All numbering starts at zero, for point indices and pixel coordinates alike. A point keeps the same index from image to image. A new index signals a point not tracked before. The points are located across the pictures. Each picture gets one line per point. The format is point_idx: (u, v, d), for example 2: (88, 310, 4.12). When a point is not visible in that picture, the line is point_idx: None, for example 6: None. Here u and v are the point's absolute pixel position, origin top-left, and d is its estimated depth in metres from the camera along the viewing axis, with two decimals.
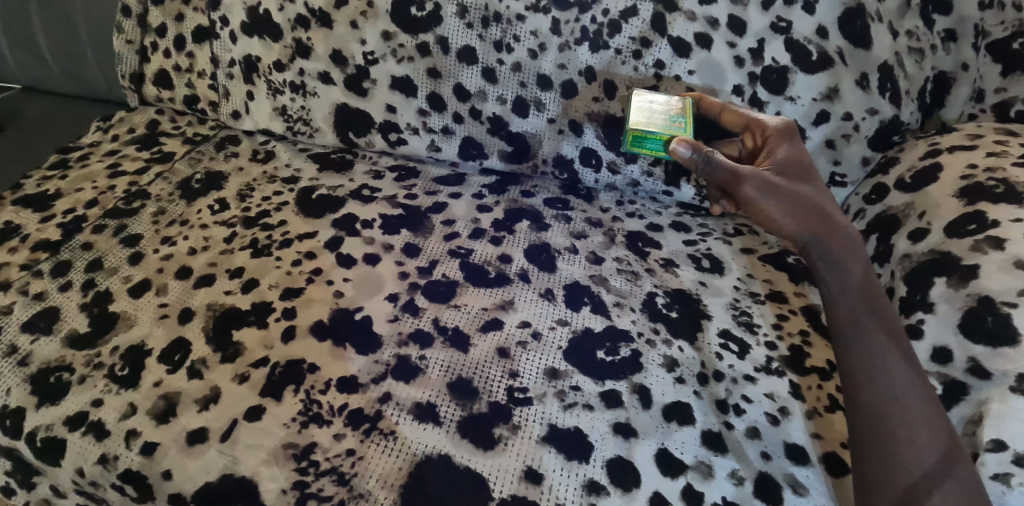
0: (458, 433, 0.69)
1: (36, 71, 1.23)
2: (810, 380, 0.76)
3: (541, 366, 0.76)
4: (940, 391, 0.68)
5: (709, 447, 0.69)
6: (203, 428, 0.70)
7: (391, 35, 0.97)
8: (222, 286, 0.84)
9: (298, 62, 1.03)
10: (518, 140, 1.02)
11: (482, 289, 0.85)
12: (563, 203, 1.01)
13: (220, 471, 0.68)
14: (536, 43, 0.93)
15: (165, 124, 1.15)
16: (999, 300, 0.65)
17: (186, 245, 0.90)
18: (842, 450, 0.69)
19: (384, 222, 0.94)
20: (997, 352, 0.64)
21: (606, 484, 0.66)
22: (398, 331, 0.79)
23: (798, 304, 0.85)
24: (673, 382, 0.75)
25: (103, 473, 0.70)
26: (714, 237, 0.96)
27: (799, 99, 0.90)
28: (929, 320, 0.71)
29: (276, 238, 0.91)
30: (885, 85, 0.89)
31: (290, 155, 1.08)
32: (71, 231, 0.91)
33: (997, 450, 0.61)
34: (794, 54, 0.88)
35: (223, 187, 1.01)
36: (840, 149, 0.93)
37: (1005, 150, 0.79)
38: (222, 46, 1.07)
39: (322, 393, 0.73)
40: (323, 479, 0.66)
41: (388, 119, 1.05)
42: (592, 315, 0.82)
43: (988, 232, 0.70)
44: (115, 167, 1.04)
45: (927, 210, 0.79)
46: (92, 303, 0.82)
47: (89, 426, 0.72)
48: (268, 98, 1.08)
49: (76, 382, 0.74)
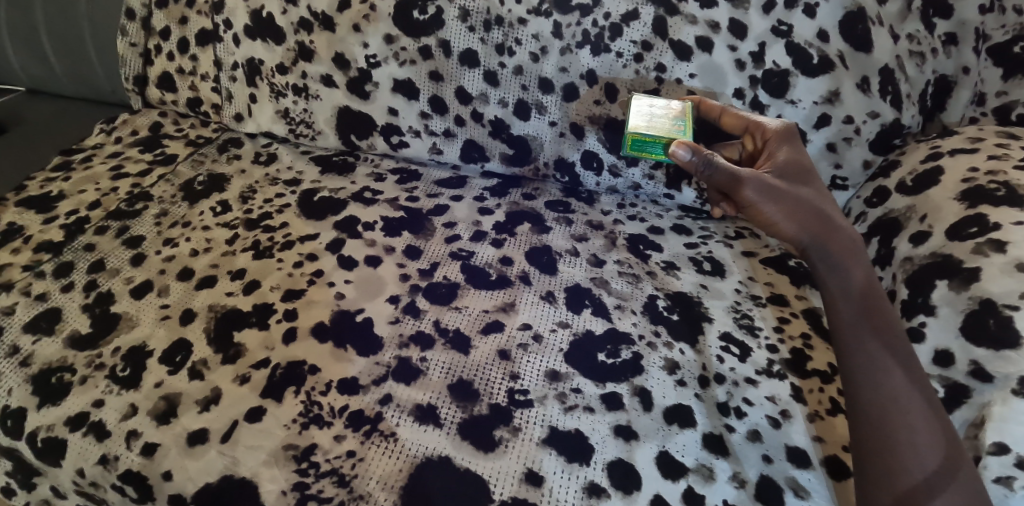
0: (459, 435, 0.69)
1: (41, 73, 1.24)
2: (811, 383, 0.76)
3: (541, 369, 0.76)
4: (941, 395, 0.68)
5: (710, 450, 0.69)
6: (204, 429, 0.70)
7: (393, 39, 0.98)
8: (224, 287, 0.84)
9: (301, 65, 1.03)
10: (520, 144, 1.02)
11: (482, 291, 0.85)
12: (564, 206, 1.01)
13: (220, 472, 0.67)
14: (538, 46, 0.94)
15: (168, 127, 1.15)
16: (1002, 302, 0.65)
17: (188, 247, 0.90)
18: (843, 454, 0.69)
19: (385, 225, 0.94)
20: (998, 355, 0.63)
21: (607, 487, 0.66)
22: (399, 332, 0.80)
23: (799, 308, 0.85)
24: (674, 385, 0.75)
25: (104, 474, 0.70)
26: (715, 240, 0.96)
27: (800, 102, 0.90)
28: (930, 323, 0.71)
29: (277, 240, 0.91)
30: (886, 88, 0.89)
31: (292, 158, 1.08)
32: (73, 232, 0.92)
33: (1000, 454, 0.61)
34: (794, 57, 0.89)
35: (225, 188, 1.01)
36: (841, 152, 0.93)
37: (1006, 153, 0.79)
38: (225, 49, 1.08)
39: (322, 394, 0.73)
40: (323, 480, 0.66)
41: (389, 122, 1.05)
42: (592, 317, 0.82)
43: (989, 235, 0.70)
44: (119, 168, 1.04)
45: (928, 213, 0.79)
46: (94, 304, 0.82)
47: (90, 426, 0.71)
48: (270, 100, 1.09)
49: (78, 383, 0.74)
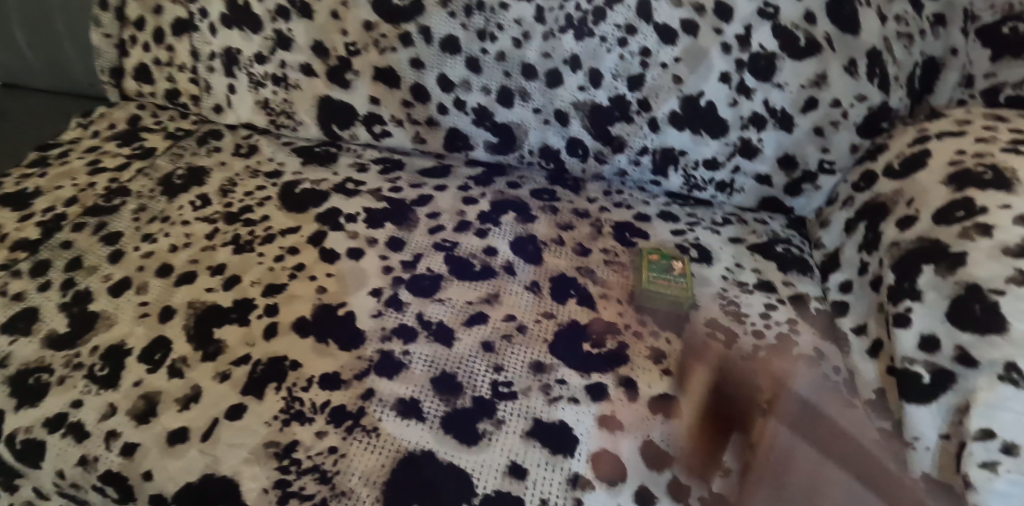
0: (442, 429, 0.69)
1: (9, 63, 1.18)
2: (798, 369, 0.77)
3: (526, 360, 0.75)
4: (927, 380, 0.67)
5: (696, 439, 0.69)
6: (184, 428, 0.69)
7: (374, 25, 0.97)
8: (204, 283, 0.83)
9: (279, 54, 1.02)
10: (503, 131, 1.01)
11: (466, 282, 0.84)
12: (550, 194, 0.99)
13: (201, 471, 0.66)
14: (520, 31, 0.92)
15: (146, 120, 1.13)
16: (987, 286, 0.64)
17: (167, 242, 0.88)
18: (829, 440, 0.70)
19: (368, 216, 0.93)
20: (985, 340, 0.62)
21: (591, 478, 0.65)
22: (382, 325, 0.79)
23: (787, 294, 0.86)
24: (660, 374, 0.75)
25: (83, 475, 0.68)
26: (703, 227, 0.95)
27: (786, 85, 0.89)
28: (917, 308, 0.70)
29: (258, 233, 0.90)
30: (874, 70, 0.88)
31: (273, 149, 1.06)
32: (50, 229, 0.89)
33: (985, 439, 0.60)
34: (782, 40, 0.87)
35: (206, 182, 0.99)
36: (828, 136, 0.92)
37: (994, 136, 0.78)
38: (202, 39, 1.05)
39: (304, 390, 0.72)
40: (305, 477, 0.65)
41: (371, 111, 1.03)
42: (577, 307, 0.82)
43: (976, 219, 0.69)
44: (96, 163, 1.02)
45: (915, 197, 0.78)
46: (71, 303, 0.80)
47: (69, 427, 0.70)
48: (250, 91, 1.07)
49: (55, 383, 0.72)
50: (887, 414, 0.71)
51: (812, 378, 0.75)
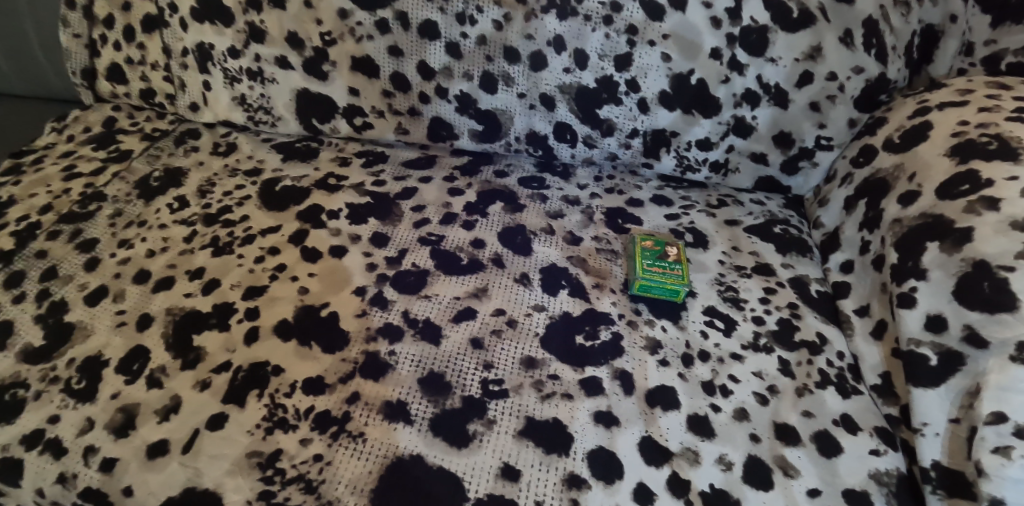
0: (431, 432, 0.66)
1: None
2: (800, 355, 0.74)
3: (516, 356, 0.73)
4: (935, 362, 0.64)
5: (696, 431, 0.67)
6: (164, 440, 0.66)
7: (348, 13, 0.92)
8: (182, 288, 0.80)
9: (253, 47, 0.98)
10: (488, 118, 0.97)
11: (453, 277, 0.81)
12: (538, 182, 0.96)
13: (182, 485, 0.64)
14: (501, 13, 0.88)
15: (122, 121, 1.10)
16: (996, 264, 0.61)
17: (144, 247, 0.86)
18: (834, 429, 0.67)
19: (351, 212, 0.90)
20: (994, 319, 0.59)
21: (587, 477, 0.63)
22: (366, 326, 0.76)
23: (786, 277, 0.83)
24: (657, 366, 0.72)
25: (63, 493, 0.66)
26: (697, 210, 0.92)
27: (780, 60, 0.86)
28: (922, 288, 0.67)
29: (238, 234, 0.87)
30: (871, 40, 0.84)
31: (252, 147, 1.03)
32: (24, 239, 0.86)
33: (997, 423, 0.57)
34: (773, 12, 0.83)
35: (183, 183, 0.96)
36: (825, 111, 0.88)
37: (998, 104, 0.74)
38: (172, 34, 1.01)
39: (287, 396, 0.69)
40: (289, 487, 0.63)
41: (352, 103, 1.00)
42: (569, 299, 0.79)
43: (982, 192, 0.66)
44: (71, 169, 0.99)
45: (917, 172, 0.74)
46: (47, 314, 0.77)
47: (46, 444, 0.67)
48: (225, 87, 1.03)
49: (31, 399, 0.70)
50: (894, 399, 0.69)
51: (812, 365, 0.73)
